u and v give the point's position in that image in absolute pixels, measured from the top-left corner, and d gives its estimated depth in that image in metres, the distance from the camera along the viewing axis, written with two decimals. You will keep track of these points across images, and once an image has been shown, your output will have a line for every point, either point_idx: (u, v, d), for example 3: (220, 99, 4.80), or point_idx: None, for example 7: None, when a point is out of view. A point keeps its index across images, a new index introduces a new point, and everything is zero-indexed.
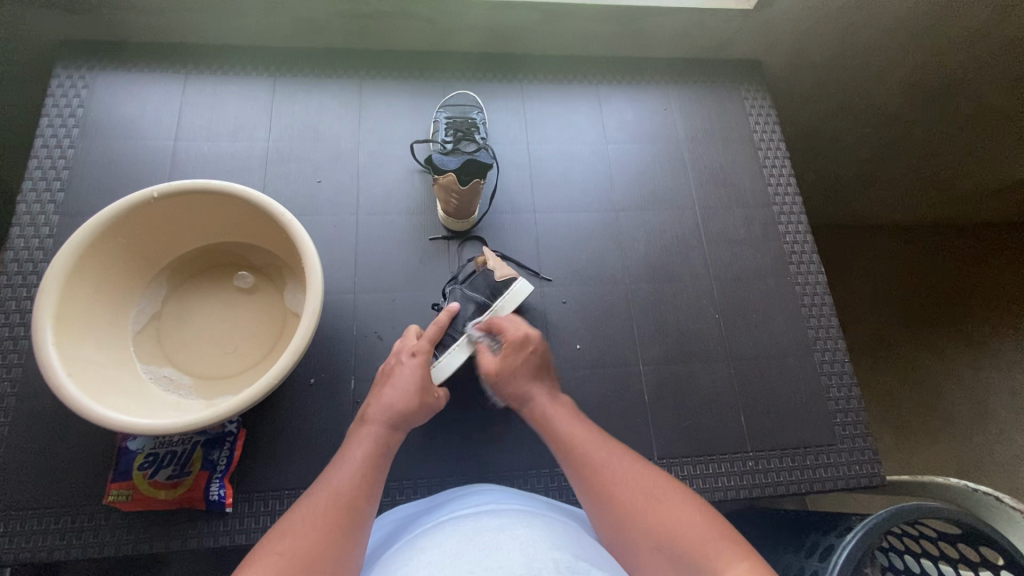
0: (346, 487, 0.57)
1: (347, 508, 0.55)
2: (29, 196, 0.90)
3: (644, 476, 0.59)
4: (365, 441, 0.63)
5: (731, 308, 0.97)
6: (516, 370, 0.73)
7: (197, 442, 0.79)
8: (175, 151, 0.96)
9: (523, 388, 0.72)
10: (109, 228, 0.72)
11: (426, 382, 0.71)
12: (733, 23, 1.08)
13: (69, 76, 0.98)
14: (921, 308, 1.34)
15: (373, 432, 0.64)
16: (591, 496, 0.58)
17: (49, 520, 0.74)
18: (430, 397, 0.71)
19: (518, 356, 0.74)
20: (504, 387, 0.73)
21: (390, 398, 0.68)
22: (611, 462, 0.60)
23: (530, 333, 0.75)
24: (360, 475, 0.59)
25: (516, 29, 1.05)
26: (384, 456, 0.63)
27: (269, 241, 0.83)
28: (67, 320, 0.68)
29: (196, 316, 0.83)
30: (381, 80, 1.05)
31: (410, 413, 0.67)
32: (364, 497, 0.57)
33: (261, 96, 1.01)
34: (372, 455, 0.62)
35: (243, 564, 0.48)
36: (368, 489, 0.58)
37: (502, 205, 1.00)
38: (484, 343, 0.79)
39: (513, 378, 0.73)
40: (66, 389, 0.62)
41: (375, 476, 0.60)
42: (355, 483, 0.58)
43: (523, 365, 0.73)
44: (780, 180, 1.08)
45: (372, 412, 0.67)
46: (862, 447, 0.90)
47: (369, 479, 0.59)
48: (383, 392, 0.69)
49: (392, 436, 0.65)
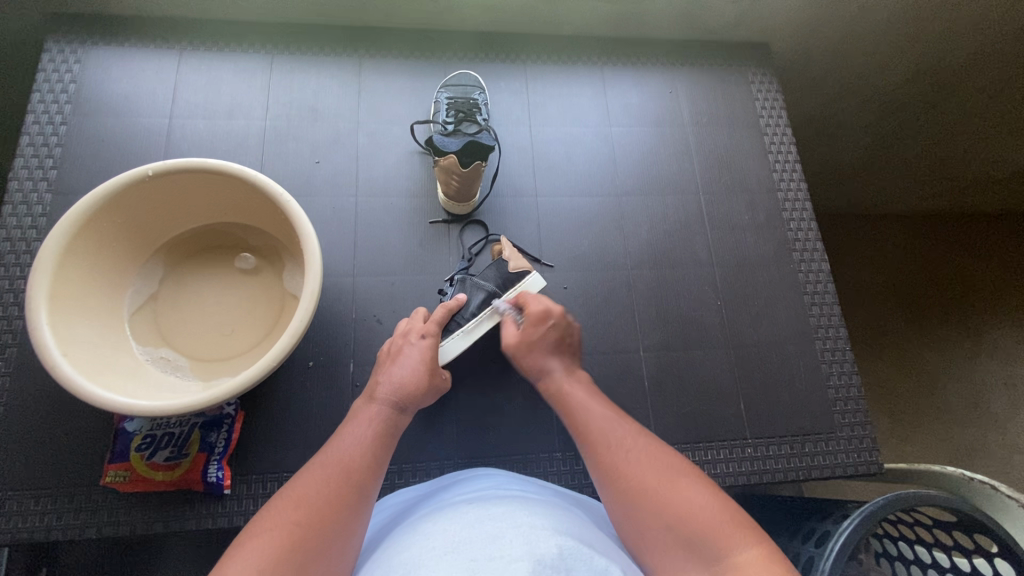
0: (351, 462, 0.57)
1: (351, 486, 0.54)
2: (21, 173, 0.88)
3: (659, 458, 0.58)
4: (371, 419, 0.62)
5: (733, 294, 0.97)
6: (533, 345, 0.72)
7: (194, 424, 0.78)
8: (171, 129, 0.94)
9: (541, 361, 0.71)
10: (104, 207, 0.71)
11: (433, 363, 0.70)
12: (742, 4, 1.05)
13: (60, 50, 0.95)
14: (921, 299, 1.34)
15: (379, 411, 0.63)
16: (604, 474, 0.58)
17: (47, 500, 0.74)
18: (438, 378, 0.70)
19: (540, 328, 0.73)
20: (524, 358, 0.72)
21: (399, 377, 0.67)
22: (626, 442, 0.60)
23: (553, 308, 0.74)
24: (366, 454, 0.58)
25: (519, 7, 1.03)
26: (390, 435, 0.62)
27: (267, 221, 0.81)
28: (62, 299, 0.67)
29: (194, 297, 0.82)
30: (381, 58, 1.03)
31: (417, 394, 0.67)
32: (369, 474, 0.57)
33: (258, 73, 0.99)
34: (378, 434, 0.61)
35: (242, 536, 0.48)
36: (373, 468, 0.58)
37: (503, 188, 0.98)
38: (511, 314, 0.77)
39: (531, 351, 0.72)
40: (61, 369, 0.62)
41: (380, 454, 0.60)
42: (360, 460, 0.57)
43: (542, 340, 0.72)
44: (785, 167, 1.06)
45: (380, 391, 0.66)
46: (862, 435, 0.90)
47: (374, 457, 0.59)
48: (391, 370, 0.69)
49: (397, 416, 0.64)
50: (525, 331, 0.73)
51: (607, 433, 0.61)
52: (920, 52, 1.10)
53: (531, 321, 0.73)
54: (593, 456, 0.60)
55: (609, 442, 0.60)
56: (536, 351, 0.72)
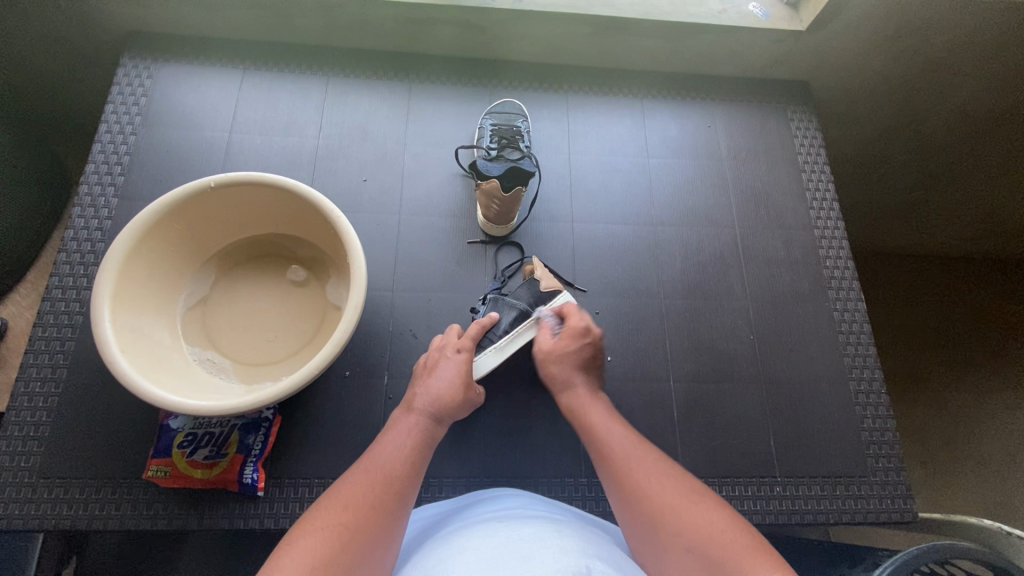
0: (392, 469, 0.59)
1: (393, 492, 0.56)
2: (91, 179, 0.94)
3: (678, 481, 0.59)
4: (410, 428, 0.65)
5: (765, 329, 0.96)
6: (565, 357, 0.76)
7: (234, 426, 0.80)
8: (230, 143, 0.99)
9: (569, 374, 0.75)
10: (168, 214, 0.76)
11: (469, 377, 0.72)
12: (784, 44, 1.07)
13: (135, 66, 1.02)
14: (957, 344, 1.31)
15: (418, 422, 0.66)
16: (622, 495, 0.60)
17: (92, 490, 0.78)
18: (473, 393, 0.72)
19: (576, 342, 0.77)
20: (552, 365, 0.76)
21: (436, 390, 0.69)
22: (642, 464, 0.61)
23: (592, 327, 0.79)
24: (405, 462, 0.60)
25: (564, 40, 1.06)
26: (427, 446, 0.64)
27: (315, 234, 0.85)
28: (123, 298, 0.72)
29: (240, 303, 0.86)
30: (429, 84, 1.08)
31: (453, 406, 0.69)
32: (408, 480, 0.59)
33: (314, 94, 1.04)
34: (416, 444, 0.63)
35: (292, 534, 0.50)
36: (412, 476, 0.60)
37: (541, 213, 1.01)
38: (548, 322, 0.81)
39: (563, 360, 0.76)
40: (119, 364, 0.65)
41: (418, 464, 0.61)
42: (400, 467, 0.59)
43: (574, 354, 0.77)
44: (822, 205, 1.06)
45: (417, 402, 0.68)
46: (896, 481, 0.88)
47: (413, 466, 0.61)
48: (428, 383, 0.71)
49: (434, 428, 0.66)
50: (561, 342, 0.77)
51: (631, 455, 0.63)
52: (961, 100, 1.09)
53: (569, 333, 0.78)
54: (612, 478, 0.62)
55: (628, 462, 0.62)
56: (566, 363, 0.76)
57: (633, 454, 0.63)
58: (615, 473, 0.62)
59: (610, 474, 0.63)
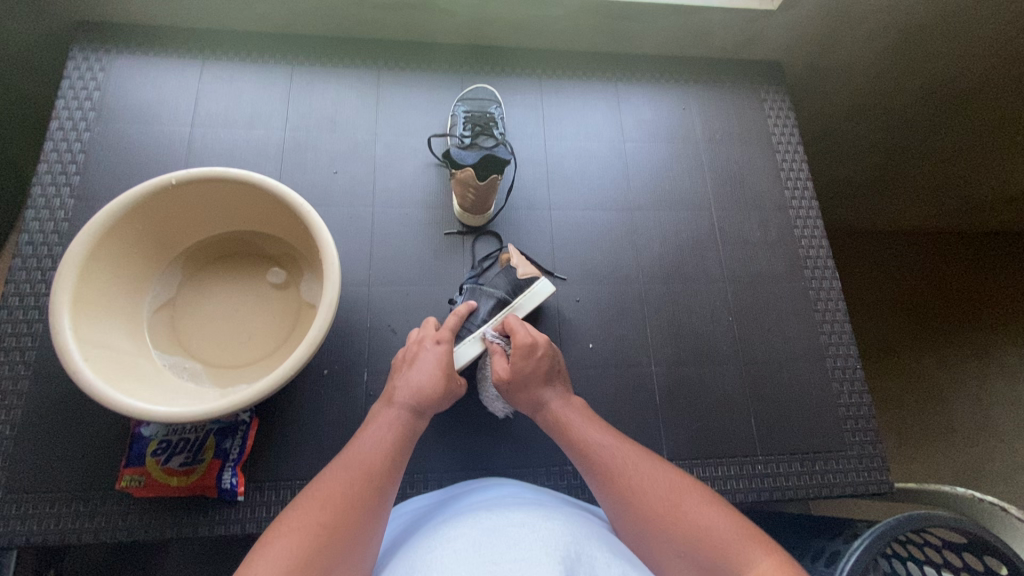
0: (375, 465, 0.58)
1: (373, 489, 0.55)
2: (44, 179, 0.89)
3: (661, 477, 0.59)
4: (392, 423, 0.64)
5: (744, 310, 0.97)
6: (523, 381, 0.72)
7: (210, 430, 0.78)
8: (192, 138, 0.95)
9: (533, 394, 0.72)
10: (128, 214, 0.72)
11: (449, 367, 0.71)
12: (756, 23, 1.07)
13: (86, 58, 0.97)
14: (932, 315, 1.37)
15: (398, 416, 0.64)
16: (611, 499, 0.59)
17: (62, 504, 0.75)
18: (453, 383, 0.71)
19: (529, 361, 0.72)
20: (517, 395, 0.72)
21: (417, 381, 0.68)
22: (630, 466, 0.61)
23: (538, 338, 0.74)
24: (386, 458, 0.59)
25: (537, 23, 1.04)
26: (407, 439, 0.63)
27: (285, 230, 0.83)
28: (83, 303, 0.68)
29: (209, 303, 0.83)
30: (399, 72, 1.05)
31: (435, 398, 0.67)
32: (389, 478, 0.58)
33: (279, 84, 1.00)
34: (397, 438, 0.62)
35: (269, 533, 0.49)
36: (391, 471, 0.59)
37: (518, 201, 0.99)
38: (497, 344, 0.77)
39: (527, 386, 0.72)
40: (83, 373, 0.62)
41: (398, 460, 0.60)
42: (379, 463, 0.58)
43: (532, 374, 0.72)
44: (797, 185, 1.07)
45: (398, 394, 0.67)
46: (871, 454, 0.90)
47: (392, 460, 0.60)
48: (408, 375, 0.69)
49: (415, 422, 0.65)
50: (514, 364, 0.72)
51: (613, 460, 0.62)
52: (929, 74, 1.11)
53: (519, 351, 0.72)
54: (597, 479, 0.62)
55: (612, 466, 0.61)
56: (529, 387, 0.72)
57: (618, 461, 0.61)
58: (603, 477, 0.61)
59: (596, 477, 0.62)
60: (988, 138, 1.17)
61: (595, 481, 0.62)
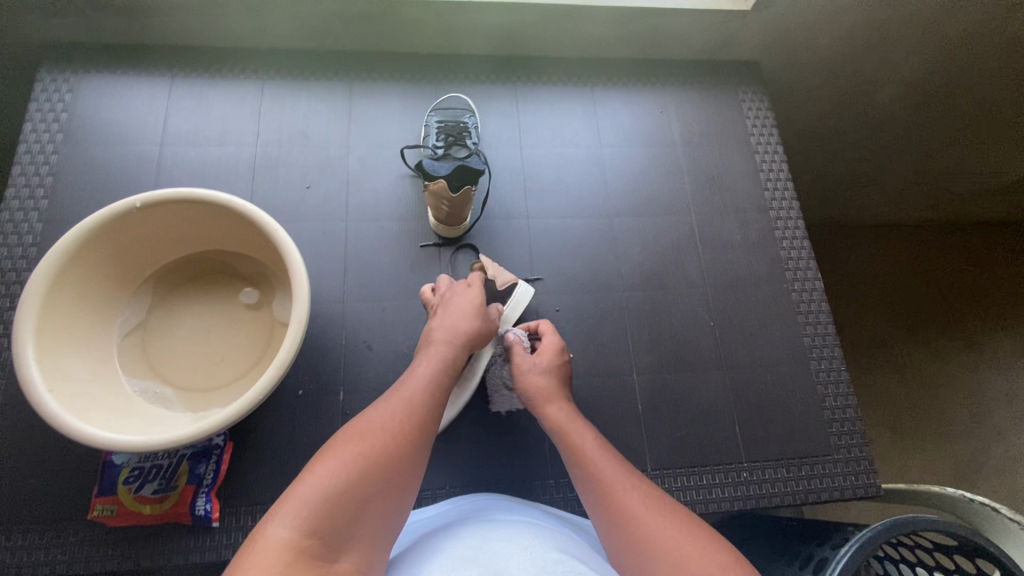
0: (415, 409, 0.60)
1: (416, 424, 0.59)
2: (12, 204, 0.88)
3: (658, 504, 0.56)
4: (436, 361, 0.68)
5: (726, 315, 0.96)
6: (551, 369, 0.75)
7: (183, 456, 0.77)
8: (162, 157, 0.94)
9: (551, 385, 0.73)
10: (92, 239, 0.71)
11: (481, 304, 0.77)
12: (731, 24, 1.05)
13: (52, 79, 0.96)
14: (927, 308, 1.37)
15: (440, 352, 0.69)
16: (603, 515, 0.57)
17: (33, 535, 0.73)
18: (489, 318, 0.77)
19: (558, 357, 0.77)
20: (536, 377, 0.74)
21: (455, 320, 0.73)
22: (627, 485, 0.58)
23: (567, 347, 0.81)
24: (429, 396, 0.63)
25: (511, 30, 1.03)
26: (449, 376, 0.67)
27: (256, 249, 0.81)
28: (48, 331, 0.67)
29: (182, 325, 0.82)
30: (371, 84, 1.03)
31: (474, 331, 0.73)
32: (431, 414, 0.62)
33: (250, 99, 0.99)
34: (440, 374, 0.66)
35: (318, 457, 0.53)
36: (434, 409, 0.62)
37: (495, 211, 0.98)
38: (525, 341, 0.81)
39: (548, 369, 0.75)
40: (45, 405, 0.61)
41: (439, 398, 0.64)
42: (424, 401, 0.62)
43: (555, 366, 0.76)
44: (777, 186, 1.06)
45: (437, 334, 0.72)
46: (859, 457, 0.89)
47: (436, 398, 0.64)
48: (446, 316, 0.75)
49: (455, 357, 0.70)
50: (546, 356, 0.77)
51: (610, 475, 0.60)
52: (910, 70, 1.10)
53: (551, 349, 0.78)
54: (591, 493, 0.59)
55: (608, 482, 0.59)
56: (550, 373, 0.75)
57: (614, 477, 0.59)
58: (597, 491, 0.59)
59: (591, 492, 0.60)
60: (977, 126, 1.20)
61: (590, 495, 0.60)
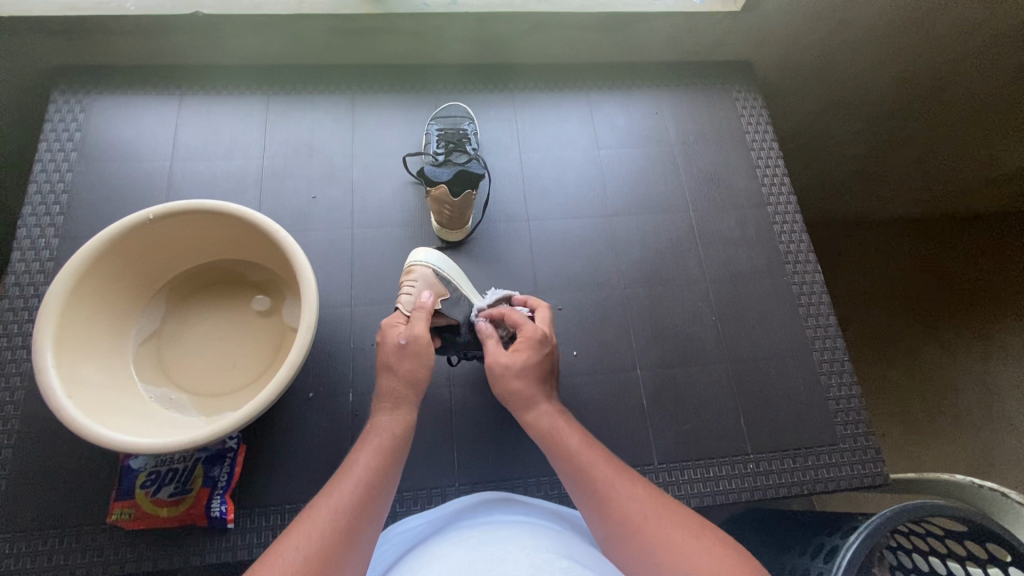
0: (349, 510, 0.53)
1: (349, 529, 0.51)
2: (29, 221, 0.91)
3: (664, 506, 0.55)
4: (375, 448, 0.59)
5: (727, 309, 0.97)
6: (526, 368, 0.66)
7: (198, 459, 0.79)
8: (172, 172, 0.97)
9: (530, 389, 0.65)
10: (109, 249, 0.74)
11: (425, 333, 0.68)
12: (721, 26, 1.08)
13: (66, 101, 0.99)
14: (933, 301, 1.37)
15: (386, 429, 0.62)
16: (610, 533, 0.54)
17: (54, 540, 0.75)
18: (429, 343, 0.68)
19: (536, 349, 0.68)
20: (513, 381, 0.65)
21: (405, 355, 0.66)
22: (628, 492, 0.56)
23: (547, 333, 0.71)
24: (369, 491, 0.55)
25: (506, 39, 1.06)
26: (396, 457, 0.60)
27: (266, 257, 0.84)
28: (67, 340, 0.69)
29: (195, 332, 0.84)
30: (373, 96, 1.06)
31: (422, 366, 0.66)
32: (361, 527, 0.52)
33: (256, 114, 1.02)
34: (384, 459, 0.59)
35: None
36: (374, 508, 0.54)
37: (496, 214, 1.00)
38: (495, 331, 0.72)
39: (524, 371, 0.65)
40: (66, 410, 0.63)
41: (383, 488, 0.57)
42: (363, 498, 0.54)
43: (535, 363, 0.67)
44: (773, 182, 1.07)
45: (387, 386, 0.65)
46: (865, 446, 0.89)
47: (378, 489, 0.56)
48: (396, 348, 0.66)
49: (403, 428, 0.62)
50: (519, 352, 0.67)
51: (609, 483, 0.57)
52: (902, 63, 1.12)
53: (527, 342, 0.68)
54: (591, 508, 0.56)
55: (609, 495, 0.56)
56: (528, 375, 0.65)
57: (612, 486, 0.56)
58: (598, 505, 0.56)
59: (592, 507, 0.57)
60: (977, 118, 1.18)
61: (590, 512, 0.57)
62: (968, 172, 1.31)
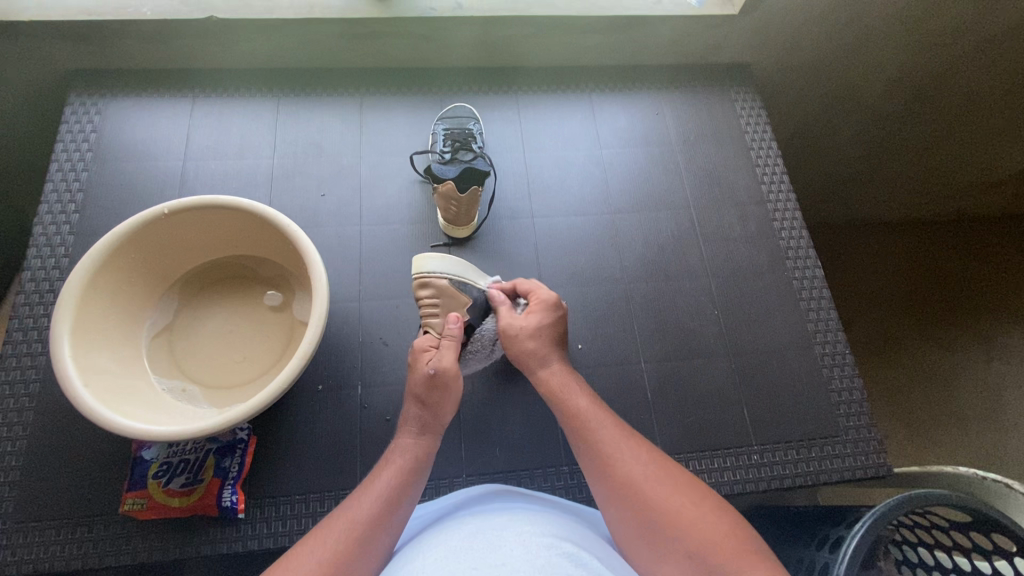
0: (365, 520, 0.57)
1: (364, 537, 0.56)
2: (45, 219, 0.93)
3: (661, 470, 0.59)
4: (397, 467, 0.64)
5: (728, 304, 0.99)
6: (539, 331, 0.74)
7: (209, 450, 0.80)
8: (185, 171, 1.00)
9: (546, 351, 0.73)
10: (124, 244, 0.75)
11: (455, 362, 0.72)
12: (719, 28, 1.10)
13: (81, 104, 1.02)
14: (933, 301, 1.38)
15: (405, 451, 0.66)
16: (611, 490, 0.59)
17: (67, 530, 0.76)
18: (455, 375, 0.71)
19: (547, 311, 0.77)
20: (529, 343, 0.73)
21: (433, 379, 0.70)
22: (629, 456, 0.61)
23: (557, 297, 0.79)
24: (385, 505, 0.59)
25: (510, 42, 1.09)
26: (415, 472, 0.64)
27: (277, 252, 0.86)
28: (83, 331, 0.71)
29: (206, 327, 0.86)
30: (380, 98, 1.09)
31: (445, 396, 0.70)
32: (378, 543, 0.56)
33: (266, 115, 1.05)
34: (402, 476, 0.63)
35: None
36: (391, 520, 0.59)
37: (501, 211, 1.02)
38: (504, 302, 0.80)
39: (539, 331, 0.75)
40: (82, 398, 0.64)
41: (402, 499, 0.61)
42: (378, 509, 0.58)
43: (547, 325, 0.76)
44: (773, 180, 1.10)
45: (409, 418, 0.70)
46: (867, 437, 0.90)
47: (396, 499, 0.60)
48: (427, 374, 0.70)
49: (423, 449, 0.67)
50: (533, 316, 0.76)
51: (610, 443, 0.62)
52: (898, 63, 1.14)
53: (541, 304, 0.77)
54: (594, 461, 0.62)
55: (610, 454, 0.61)
56: (542, 336, 0.74)
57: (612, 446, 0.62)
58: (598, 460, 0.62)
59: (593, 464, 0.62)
60: (971, 116, 1.22)
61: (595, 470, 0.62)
62: (967, 171, 1.35)
